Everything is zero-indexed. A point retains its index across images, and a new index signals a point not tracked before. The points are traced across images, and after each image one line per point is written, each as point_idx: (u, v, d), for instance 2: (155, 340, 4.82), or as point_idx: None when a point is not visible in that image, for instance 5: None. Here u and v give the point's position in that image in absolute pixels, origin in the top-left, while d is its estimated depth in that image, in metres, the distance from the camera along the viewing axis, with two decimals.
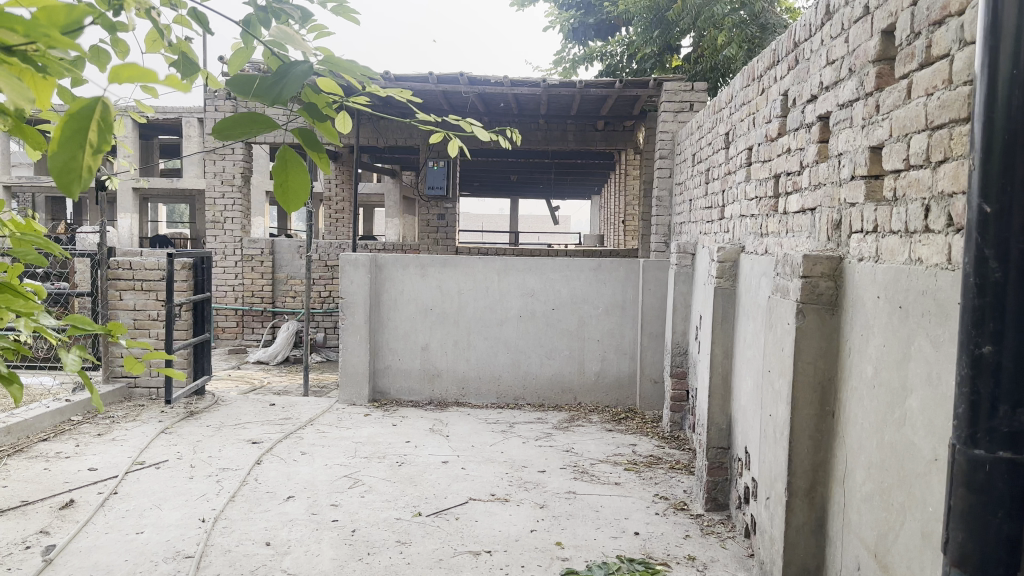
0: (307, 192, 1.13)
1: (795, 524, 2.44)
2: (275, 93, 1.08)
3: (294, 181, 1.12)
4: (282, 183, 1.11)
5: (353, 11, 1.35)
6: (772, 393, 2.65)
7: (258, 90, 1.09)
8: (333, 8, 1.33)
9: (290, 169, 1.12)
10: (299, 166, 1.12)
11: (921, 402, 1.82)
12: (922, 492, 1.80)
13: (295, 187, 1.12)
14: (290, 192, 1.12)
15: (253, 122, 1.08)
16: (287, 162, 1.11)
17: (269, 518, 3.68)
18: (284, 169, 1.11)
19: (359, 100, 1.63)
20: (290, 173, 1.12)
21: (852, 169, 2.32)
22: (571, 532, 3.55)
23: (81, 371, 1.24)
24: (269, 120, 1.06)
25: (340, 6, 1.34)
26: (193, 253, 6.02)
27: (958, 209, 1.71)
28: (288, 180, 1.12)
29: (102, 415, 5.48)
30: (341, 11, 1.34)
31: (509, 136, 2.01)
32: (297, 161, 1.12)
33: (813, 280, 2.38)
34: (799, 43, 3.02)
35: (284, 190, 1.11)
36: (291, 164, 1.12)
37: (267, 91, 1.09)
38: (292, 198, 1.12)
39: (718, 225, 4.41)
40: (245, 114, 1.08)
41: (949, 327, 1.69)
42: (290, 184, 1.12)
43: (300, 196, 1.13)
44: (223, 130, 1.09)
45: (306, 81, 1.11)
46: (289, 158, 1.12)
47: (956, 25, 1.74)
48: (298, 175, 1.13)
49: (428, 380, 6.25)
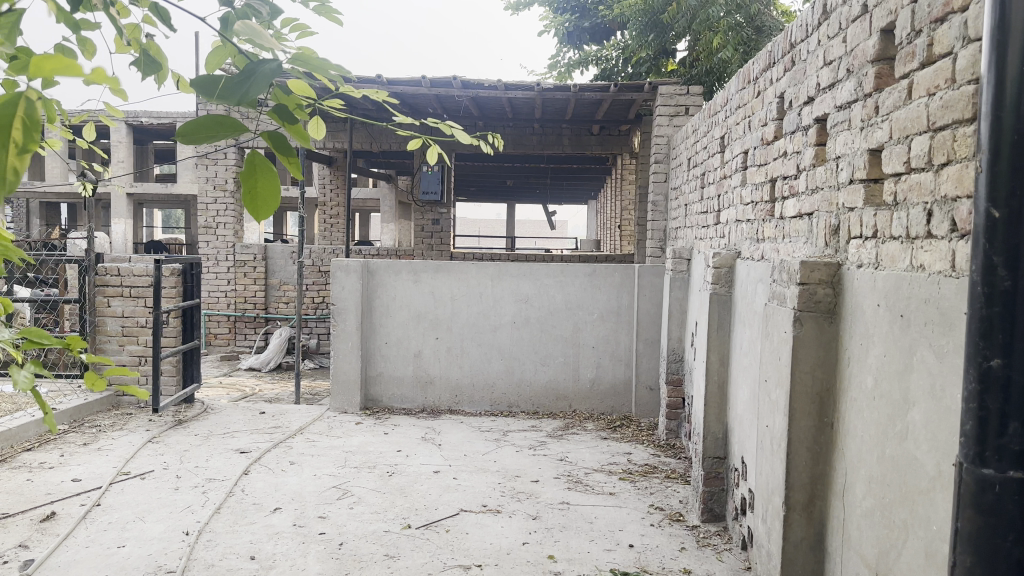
0: (278, 198, 1.05)
1: (794, 540, 2.36)
2: (240, 93, 1.00)
3: (264, 187, 1.04)
4: (251, 190, 1.03)
5: (336, 11, 1.29)
6: (769, 403, 2.57)
7: (223, 92, 1.00)
8: (316, 6, 1.29)
9: (259, 176, 1.03)
10: (269, 172, 1.04)
11: (924, 416, 1.74)
12: (926, 509, 1.72)
13: (264, 193, 1.04)
14: (259, 199, 1.04)
15: (218, 126, 0.99)
16: (256, 166, 1.03)
17: (255, 530, 3.60)
18: (253, 174, 1.03)
19: (334, 102, 1.55)
20: (259, 179, 1.04)
21: (851, 173, 2.25)
22: (565, 544, 3.46)
23: (34, 388, 1.12)
24: (236, 124, 0.99)
25: (323, 5, 1.28)
26: (182, 259, 5.93)
27: (963, 214, 1.63)
28: (259, 186, 1.04)
29: (88, 424, 5.37)
30: (325, 11, 1.29)
31: (489, 142, 1.91)
32: (266, 165, 1.04)
33: (811, 287, 2.30)
34: (795, 43, 2.95)
35: (253, 197, 1.03)
36: (260, 168, 1.03)
37: (232, 92, 1.00)
38: (261, 206, 1.05)
39: (713, 229, 4.34)
40: (209, 119, 1.00)
41: (953, 337, 1.61)
42: (259, 191, 1.03)
43: (270, 202, 1.05)
44: (186, 135, 1.00)
45: (275, 81, 1.03)
46: (258, 162, 1.03)
47: (959, 22, 1.67)
48: (268, 181, 1.04)
49: (420, 388, 6.17)
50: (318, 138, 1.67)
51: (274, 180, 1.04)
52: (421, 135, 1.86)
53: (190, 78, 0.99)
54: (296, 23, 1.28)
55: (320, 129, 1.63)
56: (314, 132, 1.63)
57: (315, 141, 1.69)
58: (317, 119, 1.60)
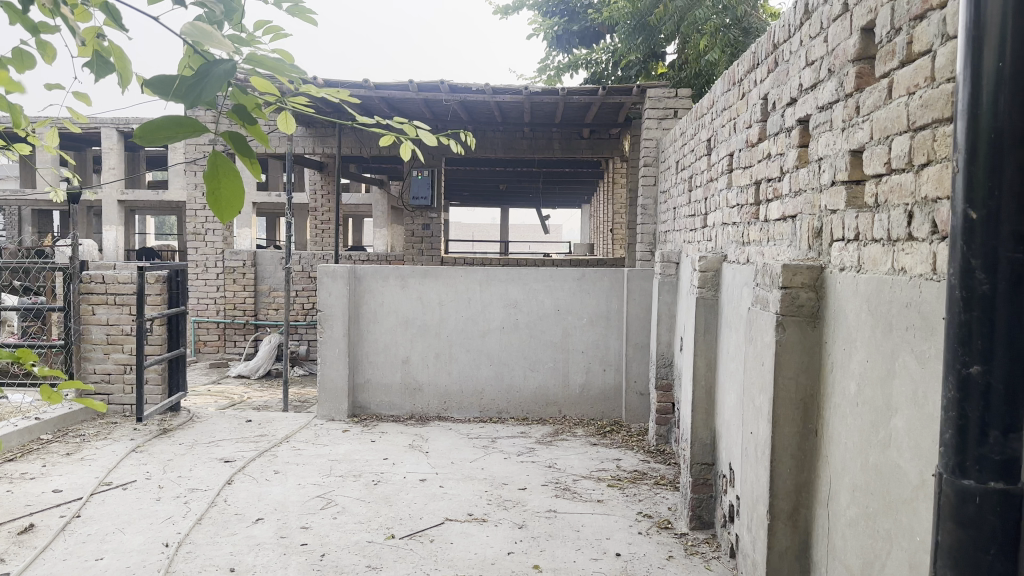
0: (243, 199, 1.00)
1: (778, 548, 2.31)
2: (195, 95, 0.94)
3: (230, 189, 0.99)
4: (213, 191, 0.98)
5: (308, 11, 1.29)
6: (753, 410, 2.52)
7: (177, 92, 0.96)
8: (289, 7, 1.27)
9: (223, 175, 0.99)
10: (232, 170, 0.99)
11: (906, 422, 1.70)
12: (909, 520, 1.68)
13: (229, 195, 0.99)
14: (222, 200, 0.99)
15: (175, 127, 0.96)
16: (218, 165, 0.98)
17: (235, 542, 3.54)
18: (216, 174, 0.99)
19: (299, 100, 1.52)
20: (224, 179, 0.99)
21: (833, 174, 2.21)
22: (551, 553, 3.41)
23: None
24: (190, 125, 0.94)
25: (296, 5, 1.28)
26: (166, 266, 5.86)
27: (943, 216, 1.59)
28: (223, 188, 0.99)
29: (72, 434, 5.30)
30: (297, 11, 1.29)
31: (462, 140, 1.84)
32: (229, 166, 0.99)
33: (793, 291, 2.26)
34: (778, 44, 2.91)
35: (216, 198, 0.99)
36: (224, 168, 0.99)
37: (188, 93, 0.95)
38: (226, 207, 1.00)
39: (701, 232, 4.29)
40: (162, 120, 0.95)
41: (934, 342, 1.57)
42: (225, 193, 0.99)
43: (235, 203, 1.00)
44: (142, 136, 0.96)
45: (232, 80, 0.98)
46: (221, 162, 0.99)
47: (938, 19, 1.63)
48: (233, 182, 0.99)
49: (409, 394, 6.11)
50: (286, 131, 1.63)
51: (237, 179, 0.99)
52: (394, 132, 1.78)
53: (145, 79, 0.95)
54: (269, 24, 1.25)
55: (289, 122, 1.60)
56: (283, 124, 1.59)
57: (282, 134, 1.67)
58: (285, 113, 1.58)
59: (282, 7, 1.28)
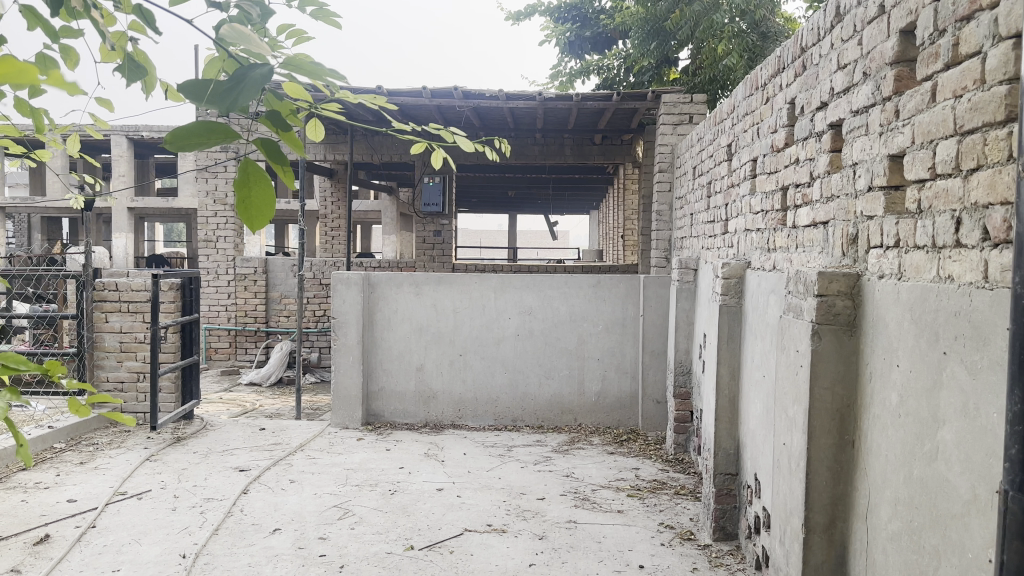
0: (274, 207, 0.97)
1: (814, 563, 2.26)
2: (229, 101, 0.90)
3: (259, 199, 0.95)
4: (245, 200, 0.94)
5: (334, 14, 1.26)
6: (786, 420, 2.47)
7: (210, 99, 0.91)
8: (315, 12, 1.24)
9: (254, 183, 0.95)
10: (263, 178, 0.95)
11: (956, 435, 1.65)
12: (960, 536, 1.62)
13: (261, 203, 0.95)
14: (254, 209, 0.96)
15: (208, 134, 0.92)
16: (249, 173, 0.94)
17: (253, 553, 3.49)
18: (247, 182, 0.94)
19: (331, 107, 1.50)
20: (254, 187, 0.95)
21: (870, 180, 2.16)
22: (573, 566, 3.35)
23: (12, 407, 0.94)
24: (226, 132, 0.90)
25: (321, 10, 1.25)
26: (180, 273, 5.83)
27: (995, 222, 1.54)
28: (252, 198, 0.95)
29: (85, 443, 5.27)
30: (322, 15, 1.26)
31: (496, 147, 1.80)
32: (262, 174, 0.95)
33: (830, 299, 2.20)
34: (806, 48, 2.86)
35: (247, 206, 0.95)
36: (255, 175, 0.95)
37: (221, 98, 0.91)
38: (256, 216, 0.96)
39: (721, 239, 4.24)
40: (195, 126, 0.92)
41: (989, 352, 1.51)
42: (255, 202, 0.95)
43: (265, 212, 0.97)
44: (172, 143, 0.91)
45: (266, 85, 0.93)
46: (252, 169, 0.95)
47: (988, 20, 1.58)
48: (264, 190, 0.95)
49: (423, 402, 6.07)
50: (314, 139, 1.60)
51: (269, 187, 0.95)
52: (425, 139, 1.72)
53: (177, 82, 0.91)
54: (293, 28, 1.21)
55: (317, 130, 1.58)
56: (311, 133, 1.58)
57: (312, 143, 1.65)
58: (315, 121, 1.56)
59: (306, 11, 1.24)
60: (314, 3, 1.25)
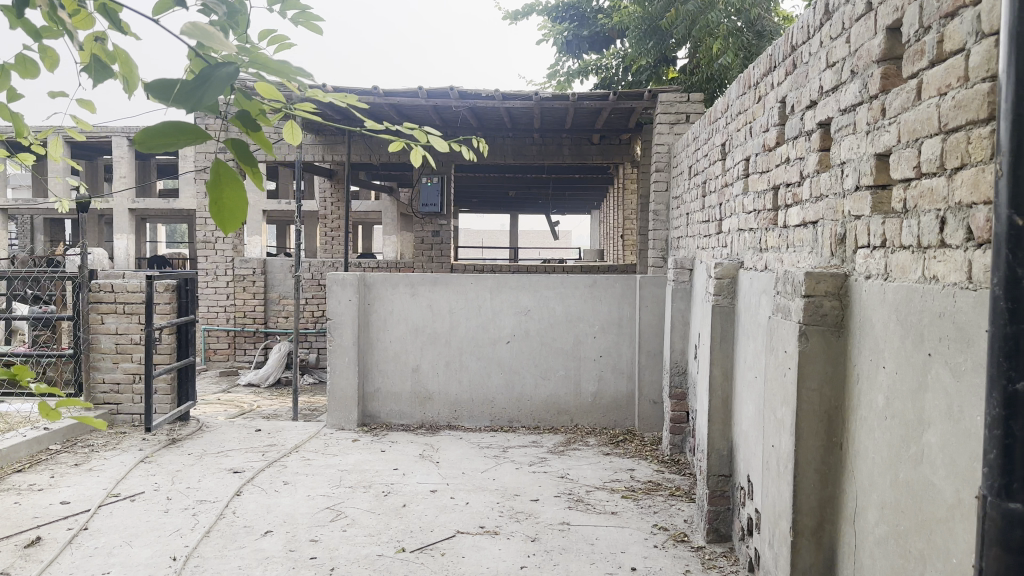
0: (246, 209, 0.94)
1: (802, 567, 2.23)
2: (195, 99, 0.88)
3: (231, 200, 0.93)
4: (216, 201, 0.92)
5: (317, 19, 1.26)
6: (775, 422, 2.44)
7: (177, 98, 0.89)
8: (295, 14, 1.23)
9: (225, 185, 0.92)
10: (235, 180, 0.93)
11: (940, 438, 1.62)
12: (944, 540, 1.59)
13: (232, 205, 0.93)
14: (225, 211, 0.93)
15: (179, 134, 0.90)
16: (221, 173, 0.92)
17: (244, 555, 3.48)
18: (218, 185, 0.92)
19: (307, 107, 1.47)
20: (225, 188, 0.93)
21: (857, 179, 2.14)
22: (564, 568, 3.32)
23: None
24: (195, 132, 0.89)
25: (301, 12, 1.24)
26: (175, 275, 5.81)
27: (979, 222, 1.52)
28: (224, 199, 0.92)
29: (80, 444, 5.26)
30: (304, 19, 1.26)
31: (475, 145, 1.78)
32: (233, 177, 0.93)
33: (817, 299, 2.18)
34: (796, 46, 2.84)
35: (218, 208, 0.92)
36: (226, 177, 0.93)
37: (188, 97, 0.89)
38: (229, 218, 0.94)
39: (715, 239, 4.21)
40: (163, 126, 0.89)
41: (973, 354, 1.49)
42: (227, 202, 0.93)
43: (238, 214, 0.94)
44: (142, 144, 0.89)
45: (233, 84, 0.91)
46: (224, 171, 0.93)
47: (971, 16, 1.56)
48: (235, 193, 0.93)
49: (419, 403, 6.05)
50: (292, 142, 1.57)
51: (241, 189, 0.93)
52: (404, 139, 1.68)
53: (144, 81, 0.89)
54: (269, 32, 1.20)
55: (295, 133, 1.55)
56: (288, 136, 1.54)
57: (291, 146, 1.61)
58: (292, 123, 1.53)
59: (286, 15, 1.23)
60: (295, 7, 1.24)
